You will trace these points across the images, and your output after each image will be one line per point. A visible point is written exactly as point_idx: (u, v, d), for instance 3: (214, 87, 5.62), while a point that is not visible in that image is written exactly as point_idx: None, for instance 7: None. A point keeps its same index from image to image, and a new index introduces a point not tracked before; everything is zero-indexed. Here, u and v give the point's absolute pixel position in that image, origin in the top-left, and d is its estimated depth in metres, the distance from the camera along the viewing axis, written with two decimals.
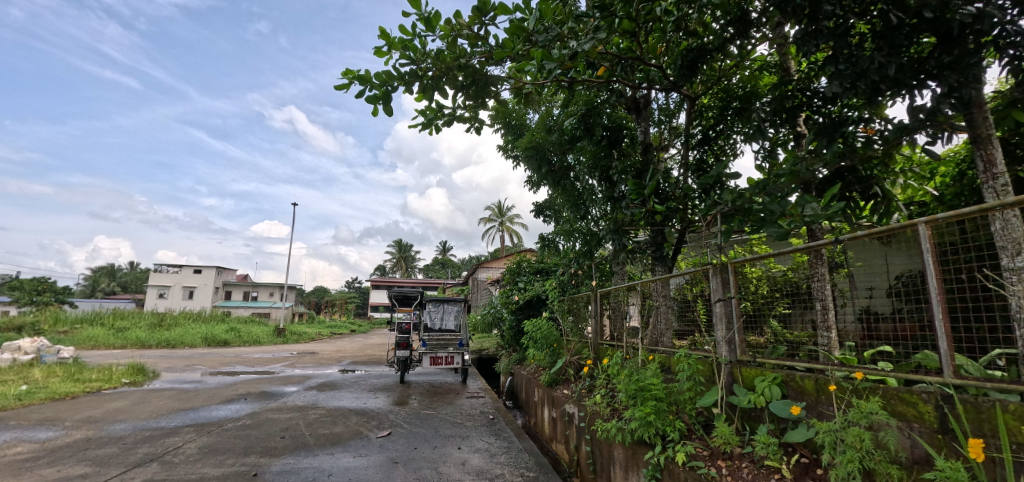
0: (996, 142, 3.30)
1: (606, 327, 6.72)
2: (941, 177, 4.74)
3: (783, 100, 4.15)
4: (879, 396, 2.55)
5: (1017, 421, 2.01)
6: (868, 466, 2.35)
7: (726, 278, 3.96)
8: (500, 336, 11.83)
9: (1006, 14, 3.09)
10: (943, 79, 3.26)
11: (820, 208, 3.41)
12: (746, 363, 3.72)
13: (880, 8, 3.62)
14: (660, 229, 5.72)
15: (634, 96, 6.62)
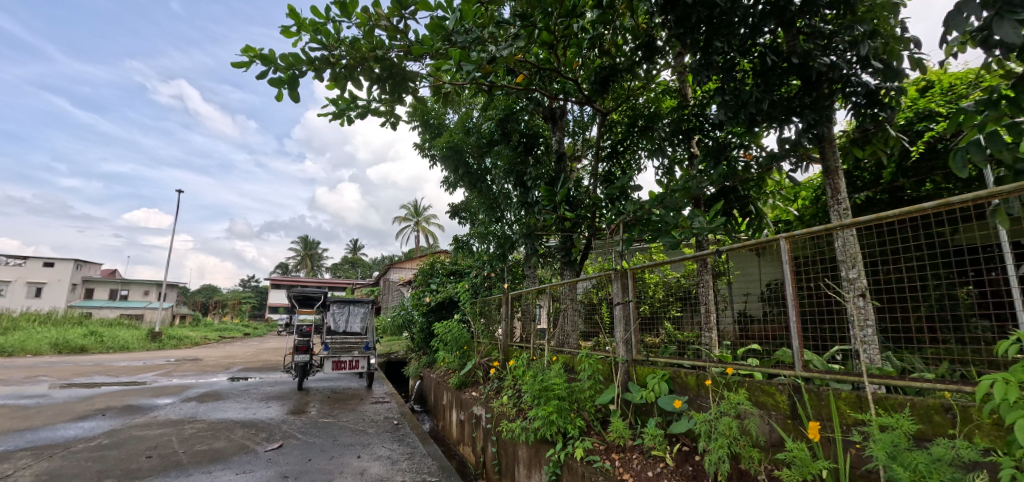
0: (842, 174, 3.88)
1: (516, 329, 6.86)
2: (802, 200, 5.53)
3: (680, 123, 4.59)
4: (746, 388, 2.89)
5: (846, 406, 2.37)
6: (735, 450, 2.65)
7: (625, 283, 4.26)
8: (411, 339, 11.53)
9: (851, 67, 3.70)
10: (804, 117, 3.82)
11: (706, 221, 3.81)
12: (641, 362, 4.00)
13: (760, 50, 4.14)
14: (570, 235, 5.98)
15: (551, 105, 6.86)
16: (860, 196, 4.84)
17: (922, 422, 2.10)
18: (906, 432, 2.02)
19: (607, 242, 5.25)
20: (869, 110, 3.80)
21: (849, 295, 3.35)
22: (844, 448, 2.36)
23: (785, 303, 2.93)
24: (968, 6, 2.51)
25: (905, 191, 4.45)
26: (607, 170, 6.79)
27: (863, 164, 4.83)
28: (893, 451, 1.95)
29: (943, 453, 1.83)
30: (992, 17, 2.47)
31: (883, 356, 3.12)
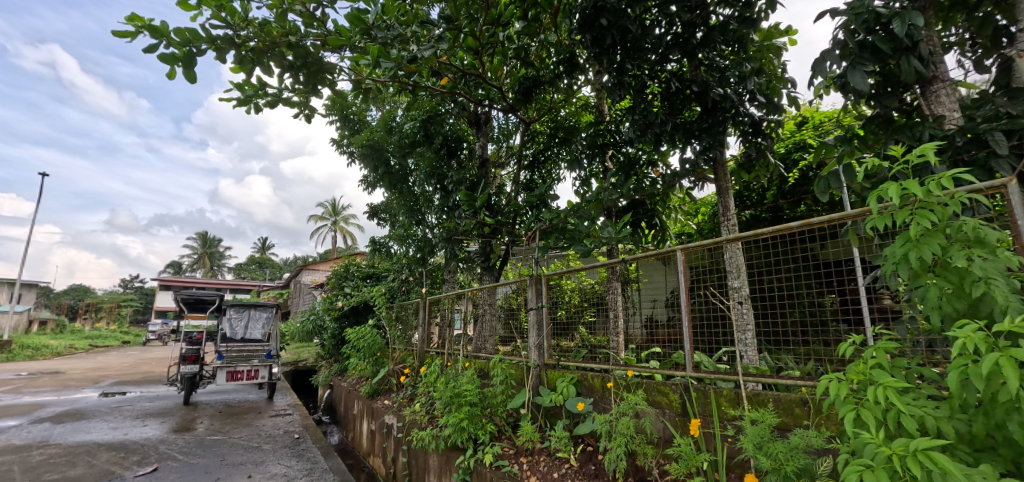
0: (731, 194, 4.33)
1: (433, 335, 6.75)
2: (701, 215, 6.07)
3: (595, 138, 4.84)
4: (644, 389, 3.13)
5: (724, 403, 2.66)
6: (632, 448, 2.82)
7: (540, 289, 4.41)
8: (321, 346, 10.86)
9: (740, 99, 4.15)
10: (701, 140, 4.20)
11: (615, 231, 4.04)
12: (552, 366, 4.15)
13: (667, 76, 4.48)
14: (489, 240, 6.01)
15: (476, 111, 6.87)
16: (747, 213, 5.42)
17: (784, 415, 2.39)
18: (770, 425, 2.28)
19: (525, 248, 5.36)
20: (754, 138, 4.27)
21: (735, 302, 3.73)
22: (721, 441, 2.62)
23: (680, 308, 3.21)
24: (830, 56, 2.94)
25: (783, 211, 5.06)
26: (529, 178, 6.94)
27: (751, 186, 5.41)
28: (759, 442, 2.19)
29: (798, 442, 2.08)
30: (848, 67, 2.90)
31: (762, 356, 3.51)
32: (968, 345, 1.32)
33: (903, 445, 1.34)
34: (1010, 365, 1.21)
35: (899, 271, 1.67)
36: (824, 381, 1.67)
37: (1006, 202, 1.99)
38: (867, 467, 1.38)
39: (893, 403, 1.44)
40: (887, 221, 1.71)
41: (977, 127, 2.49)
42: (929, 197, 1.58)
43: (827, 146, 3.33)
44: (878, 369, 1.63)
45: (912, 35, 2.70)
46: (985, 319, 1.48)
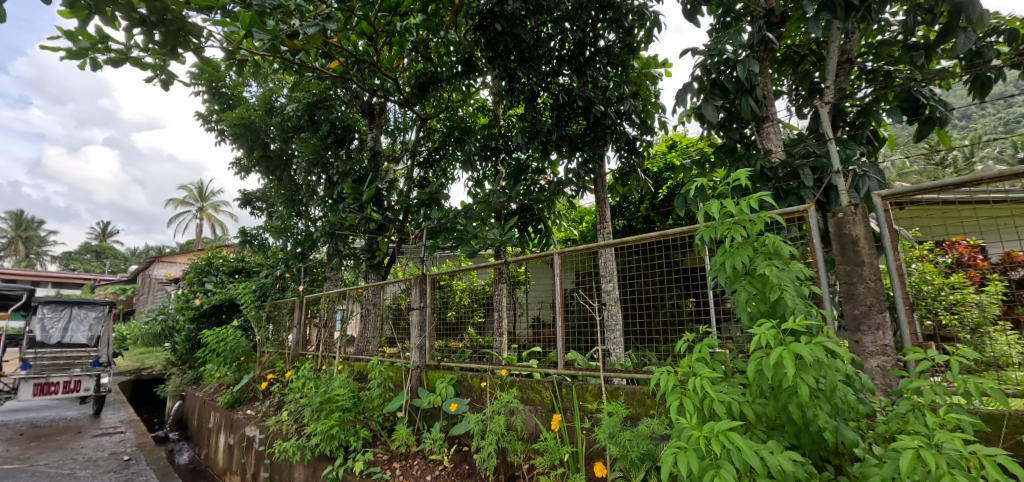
0: (608, 205, 4.68)
1: (309, 337, 6.26)
2: (585, 223, 6.47)
3: (485, 142, 4.88)
4: (519, 387, 3.27)
5: (585, 397, 2.89)
6: (502, 445, 2.89)
7: (424, 288, 4.35)
8: (172, 350, 9.44)
9: (618, 118, 4.50)
10: (583, 152, 4.49)
11: (500, 232, 4.13)
12: (433, 367, 4.12)
13: (556, 88, 4.69)
14: (377, 237, 5.74)
15: (369, 100, 6.51)
16: (623, 222, 5.90)
17: (636, 406, 2.67)
18: (622, 416, 2.50)
19: (411, 247, 5.18)
20: (629, 155, 4.66)
21: (606, 304, 4.07)
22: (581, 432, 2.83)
23: (555, 309, 3.42)
24: (690, 89, 3.35)
25: (652, 223, 5.62)
26: (423, 176, 6.73)
27: (629, 199, 5.90)
28: (612, 431, 2.39)
29: (644, 430, 2.31)
30: (702, 100, 3.32)
31: (626, 354, 3.87)
32: (763, 341, 1.61)
33: (709, 428, 1.56)
34: (789, 357, 1.49)
35: (720, 277, 1.99)
36: (658, 374, 1.89)
37: (806, 224, 2.45)
38: (682, 449, 1.58)
39: (706, 392, 1.67)
40: (714, 234, 2.02)
41: (793, 162, 3.03)
42: (742, 215, 1.91)
43: (685, 168, 3.78)
44: (701, 362, 1.90)
45: (749, 79, 3.19)
46: (779, 318, 1.81)
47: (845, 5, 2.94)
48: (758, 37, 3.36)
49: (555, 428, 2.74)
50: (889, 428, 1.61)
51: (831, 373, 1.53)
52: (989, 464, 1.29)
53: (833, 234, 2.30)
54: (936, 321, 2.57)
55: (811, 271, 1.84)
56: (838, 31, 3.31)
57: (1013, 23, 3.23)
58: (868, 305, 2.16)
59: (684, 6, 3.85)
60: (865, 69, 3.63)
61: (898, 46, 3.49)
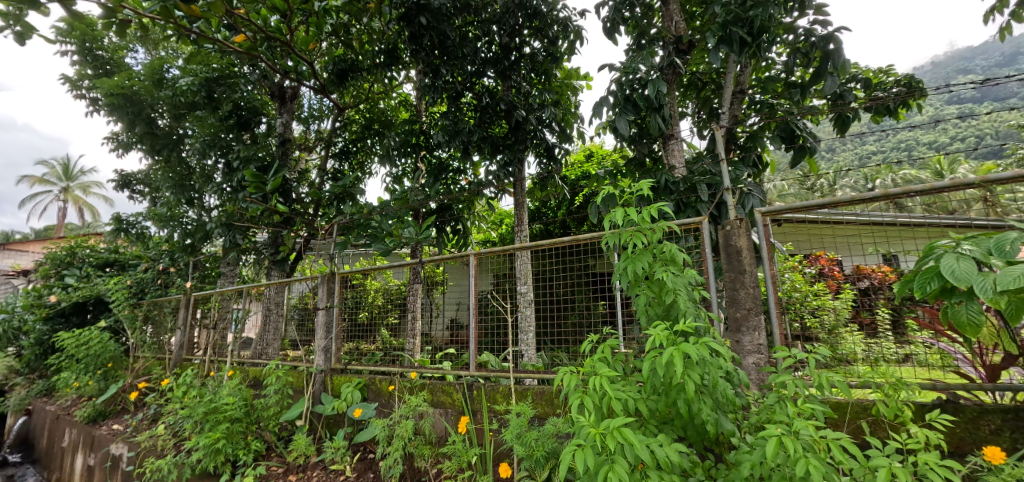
0: (526, 209, 4.76)
1: (197, 340, 5.62)
2: (504, 226, 6.52)
3: (405, 138, 4.70)
4: (429, 389, 3.25)
5: (497, 397, 2.96)
6: (408, 450, 2.82)
7: (332, 288, 4.08)
8: (15, 356, 7.95)
9: (539, 125, 4.60)
10: (503, 155, 4.52)
11: (416, 231, 4.00)
12: (339, 371, 3.90)
13: (480, 89, 4.69)
14: (281, 231, 5.31)
15: (280, 82, 5.94)
16: (540, 226, 6.04)
17: (545, 405, 2.77)
18: (529, 417, 2.55)
19: (319, 242, 4.82)
20: (547, 162, 4.75)
21: (520, 306, 4.15)
22: (489, 434, 2.85)
23: (469, 310, 3.40)
24: (606, 102, 3.54)
25: (568, 228, 5.81)
26: (337, 168, 6.27)
27: (547, 204, 6.06)
28: (519, 432, 2.42)
29: (550, 429, 2.38)
30: (616, 113, 3.52)
31: (538, 355, 3.96)
32: (658, 341, 1.73)
33: (606, 425, 1.63)
34: (679, 355, 1.62)
35: (623, 280, 2.13)
36: (561, 374, 1.95)
37: (700, 235, 2.69)
38: (580, 446, 1.64)
39: (605, 391, 1.76)
40: (619, 240, 2.14)
41: (692, 178, 3.31)
42: (644, 224, 2.06)
43: (599, 177, 3.97)
44: (602, 362, 2.00)
45: (658, 99, 3.44)
46: (673, 320, 1.97)
47: (740, 41, 3.28)
48: (668, 60, 3.63)
49: (462, 431, 2.73)
50: (759, 418, 1.81)
51: (713, 370, 1.69)
52: (833, 446, 1.50)
53: (721, 244, 2.55)
54: (800, 323, 2.95)
55: (701, 278, 2.03)
56: (734, 63, 3.69)
57: (867, 74, 3.82)
58: (747, 309, 2.42)
59: (604, 23, 4.06)
60: (754, 100, 4.08)
61: (780, 83, 3.97)
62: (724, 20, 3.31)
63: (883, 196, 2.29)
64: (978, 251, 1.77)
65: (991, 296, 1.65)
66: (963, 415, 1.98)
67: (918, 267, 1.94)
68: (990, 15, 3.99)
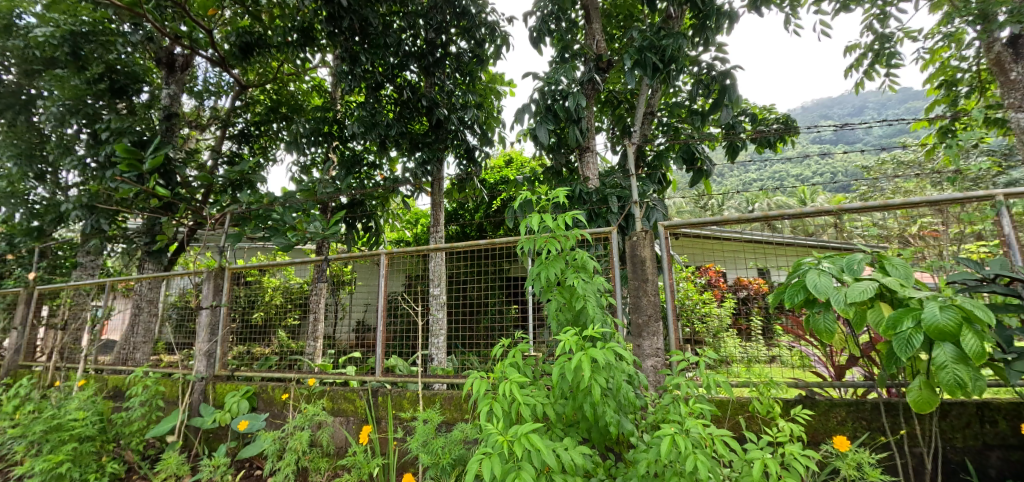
0: (443, 209, 4.67)
1: (40, 342, 4.71)
2: (419, 226, 6.32)
3: (316, 126, 4.36)
4: (329, 397, 3.07)
5: (405, 403, 2.88)
6: (302, 465, 2.59)
7: (220, 284, 3.63)
8: None
9: (460, 126, 4.54)
10: (422, 153, 4.38)
11: (323, 226, 3.70)
12: (225, 378, 3.49)
13: (402, 82, 4.52)
14: (160, 218, 4.65)
15: (168, 48, 5.23)
16: (456, 228, 5.97)
17: (453, 411, 2.76)
18: (436, 423, 2.47)
19: (207, 234, 4.27)
20: (466, 164, 4.67)
21: (431, 309, 4.04)
22: (393, 443, 2.75)
23: (377, 312, 3.22)
24: (528, 110, 3.60)
25: (484, 232, 5.80)
26: (234, 150, 5.51)
27: (465, 206, 6.02)
28: (425, 440, 2.34)
29: (457, 436, 2.33)
30: (537, 122, 3.60)
31: (448, 359, 3.87)
32: (567, 347, 1.76)
33: (514, 432, 1.62)
34: (587, 360, 1.67)
35: (536, 286, 2.17)
36: (471, 380, 1.91)
37: (609, 244, 2.82)
38: (487, 454, 1.61)
39: (514, 396, 1.76)
40: (534, 245, 2.17)
41: (604, 190, 3.51)
42: (559, 231, 2.10)
43: (517, 183, 4.03)
44: (512, 367, 2.01)
45: (577, 111, 3.57)
46: (582, 325, 2.03)
47: (653, 66, 3.52)
48: (588, 76, 3.79)
49: (363, 442, 2.56)
50: (655, 417, 1.93)
51: (618, 374, 1.77)
52: (717, 441, 1.64)
53: (628, 254, 2.70)
54: (691, 328, 3.23)
55: (609, 285, 2.12)
56: (647, 86, 3.95)
57: (754, 110, 4.33)
58: (648, 315, 2.59)
59: (530, 33, 4.14)
60: (662, 122, 4.42)
61: (685, 109, 4.34)
62: (641, 45, 3.53)
63: (764, 217, 2.58)
64: (834, 269, 2.06)
65: (844, 308, 1.91)
66: (817, 408, 2.29)
67: (789, 280, 2.20)
68: (848, 71, 4.73)
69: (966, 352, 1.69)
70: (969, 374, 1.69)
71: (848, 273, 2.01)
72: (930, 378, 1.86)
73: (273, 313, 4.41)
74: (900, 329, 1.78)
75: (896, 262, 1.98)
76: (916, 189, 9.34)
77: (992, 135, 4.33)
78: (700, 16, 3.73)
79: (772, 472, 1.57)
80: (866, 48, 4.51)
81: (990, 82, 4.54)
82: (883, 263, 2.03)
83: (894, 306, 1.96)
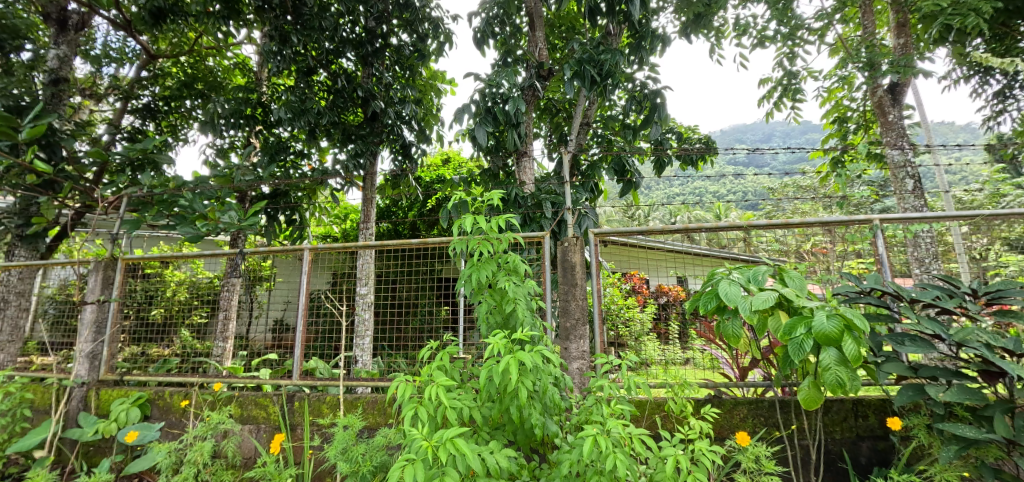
0: (375, 205, 4.50)
1: None
2: (348, 221, 6.04)
3: (236, 107, 4.02)
4: (237, 403, 2.83)
5: (324, 408, 2.73)
6: (201, 478, 2.35)
7: (111, 276, 3.22)
8: None
9: (397, 120, 4.41)
10: (355, 145, 4.19)
11: (239, 216, 3.40)
12: (112, 383, 3.10)
13: (337, 69, 4.30)
14: (39, 198, 4.03)
15: (61, 3, 4.48)
16: (388, 226, 5.78)
17: (376, 415, 2.67)
18: (356, 429, 2.36)
19: (97, 218, 3.76)
20: (402, 160, 4.55)
21: (358, 308, 3.88)
22: (308, 452, 2.59)
23: (297, 311, 3.03)
24: (468, 110, 3.58)
25: (417, 231, 5.66)
26: (136, 126, 4.70)
27: (398, 203, 5.85)
28: (344, 447, 2.22)
29: (380, 442, 2.24)
30: (476, 122, 3.58)
31: (374, 360, 3.73)
32: (496, 349, 1.76)
33: (439, 437, 1.57)
34: (514, 363, 1.68)
35: (467, 287, 2.15)
36: (396, 383, 1.84)
37: (541, 248, 2.88)
38: (410, 461, 1.55)
39: (440, 400, 1.72)
40: (467, 246, 2.16)
41: (540, 195, 3.56)
42: (492, 233, 2.11)
43: (453, 183, 4.00)
44: (440, 370, 1.97)
45: (516, 116, 3.61)
46: (512, 328, 2.05)
47: (591, 78, 3.65)
48: (528, 82, 3.84)
49: (274, 452, 2.37)
50: (579, 418, 1.98)
51: (544, 377, 1.79)
52: (635, 441, 1.71)
53: (559, 259, 2.76)
54: (615, 332, 3.38)
55: (539, 289, 2.16)
56: (585, 97, 4.09)
57: (680, 129, 4.64)
58: (575, 319, 2.67)
59: (474, 34, 4.13)
60: (596, 133, 4.59)
61: (618, 123, 4.55)
62: (581, 57, 3.65)
63: (684, 229, 2.75)
64: (742, 279, 2.24)
65: (749, 314, 2.08)
66: (724, 407, 2.48)
67: (704, 287, 2.36)
68: (761, 101, 5.22)
69: (846, 355, 1.92)
70: (848, 375, 1.91)
71: (754, 283, 2.20)
72: (817, 379, 2.09)
73: (175, 311, 3.98)
74: (794, 334, 1.98)
75: (793, 275, 2.20)
76: (811, 211, 10.50)
77: (872, 167, 4.98)
78: (636, 36, 3.93)
79: (684, 467, 1.67)
80: (776, 81, 5.00)
81: (872, 122, 5.23)
82: (783, 275, 2.25)
83: (790, 315, 2.17)
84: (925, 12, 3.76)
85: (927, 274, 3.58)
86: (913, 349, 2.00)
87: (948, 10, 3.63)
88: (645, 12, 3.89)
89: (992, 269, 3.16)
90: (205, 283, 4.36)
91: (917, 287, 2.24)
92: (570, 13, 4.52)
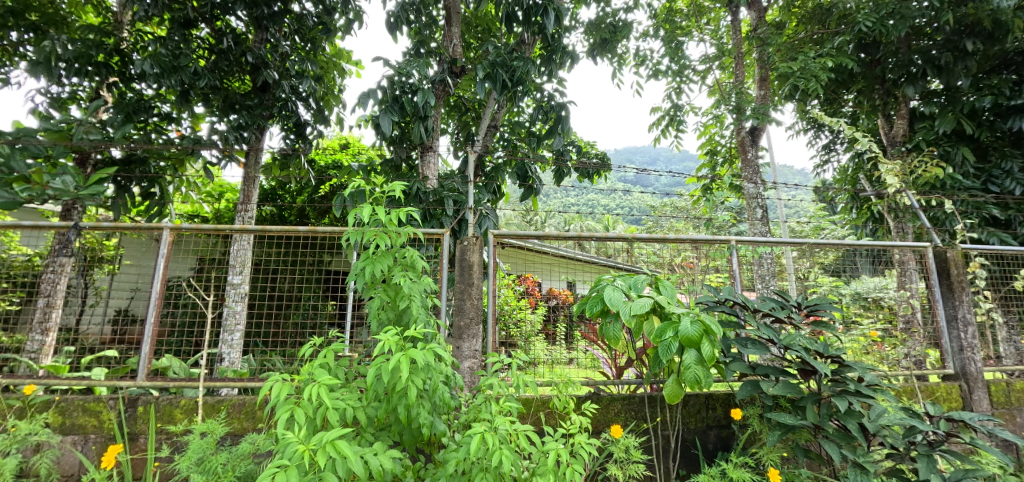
0: (258, 185, 4.06)
1: None
2: (223, 201, 5.39)
3: (82, 51, 3.35)
4: (57, 409, 2.34)
5: (178, 412, 2.40)
6: None
7: None
8: None
9: (292, 95, 4.06)
10: (238, 116, 3.73)
11: (77, 182, 2.80)
12: None
13: (223, 27, 3.80)
14: None
15: None
16: (272, 210, 5.26)
17: (242, 420, 2.42)
18: (217, 436, 2.09)
19: None
20: (294, 139, 4.18)
21: (228, 299, 3.47)
22: (151, 467, 2.24)
23: (149, 300, 2.60)
24: (373, 95, 3.41)
25: (306, 218, 5.25)
26: None
27: (285, 187, 5.36)
28: (199, 457, 1.94)
29: (246, 449, 2.01)
30: (382, 109, 3.42)
31: (244, 359, 3.37)
32: (387, 347, 1.68)
33: (316, 441, 1.45)
34: (406, 361, 1.61)
35: (359, 281, 2.04)
36: (269, 384, 1.65)
37: (440, 245, 2.83)
38: (283, 467, 1.40)
39: (322, 400, 1.59)
40: (362, 238, 2.05)
41: (443, 193, 3.53)
42: (391, 226, 2.03)
43: (351, 170, 3.77)
44: (323, 368, 1.83)
45: (424, 109, 3.52)
46: (404, 325, 1.98)
47: (502, 82, 3.71)
48: (439, 77, 3.78)
49: (105, 466, 1.99)
50: (467, 417, 1.99)
51: (435, 375, 1.76)
52: (522, 437, 1.76)
53: (457, 257, 2.75)
54: (506, 333, 3.45)
55: (436, 286, 2.12)
56: (494, 100, 4.15)
57: (580, 143, 4.93)
58: (469, 318, 2.68)
59: (388, 17, 3.95)
60: (503, 137, 4.68)
61: (524, 130, 4.69)
62: (495, 60, 3.68)
63: (578, 237, 2.91)
64: (624, 286, 2.44)
65: (629, 317, 2.26)
66: (601, 403, 2.69)
67: (594, 292, 2.52)
68: (651, 127, 5.77)
69: (704, 356, 2.18)
70: (704, 373, 2.18)
71: (634, 290, 2.40)
72: (680, 377, 2.35)
73: None
74: (664, 337, 2.21)
75: (667, 284, 2.45)
76: (682, 232, 11.88)
77: (732, 196, 5.77)
78: (548, 49, 4.09)
79: (564, 460, 1.75)
80: (664, 112, 5.57)
81: (735, 157, 6.07)
82: (658, 284, 2.49)
83: (662, 319, 2.41)
84: (781, 71, 4.49)
85: (767, 289, 4.25)
86: (754, 351, 2.34)
87: (797, 73, 4.38)
88: (557, 28, 4.06)
89: (812, 288, 3.86)
90: (19, 263, 3.55)
91: (760, 299, 2.64)
92: (487, 15, 4.55)
